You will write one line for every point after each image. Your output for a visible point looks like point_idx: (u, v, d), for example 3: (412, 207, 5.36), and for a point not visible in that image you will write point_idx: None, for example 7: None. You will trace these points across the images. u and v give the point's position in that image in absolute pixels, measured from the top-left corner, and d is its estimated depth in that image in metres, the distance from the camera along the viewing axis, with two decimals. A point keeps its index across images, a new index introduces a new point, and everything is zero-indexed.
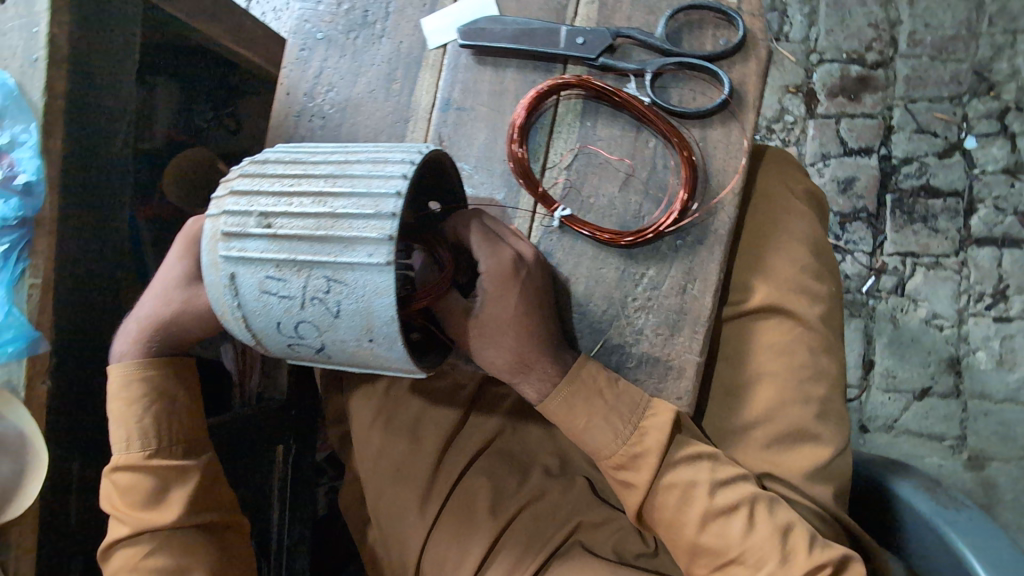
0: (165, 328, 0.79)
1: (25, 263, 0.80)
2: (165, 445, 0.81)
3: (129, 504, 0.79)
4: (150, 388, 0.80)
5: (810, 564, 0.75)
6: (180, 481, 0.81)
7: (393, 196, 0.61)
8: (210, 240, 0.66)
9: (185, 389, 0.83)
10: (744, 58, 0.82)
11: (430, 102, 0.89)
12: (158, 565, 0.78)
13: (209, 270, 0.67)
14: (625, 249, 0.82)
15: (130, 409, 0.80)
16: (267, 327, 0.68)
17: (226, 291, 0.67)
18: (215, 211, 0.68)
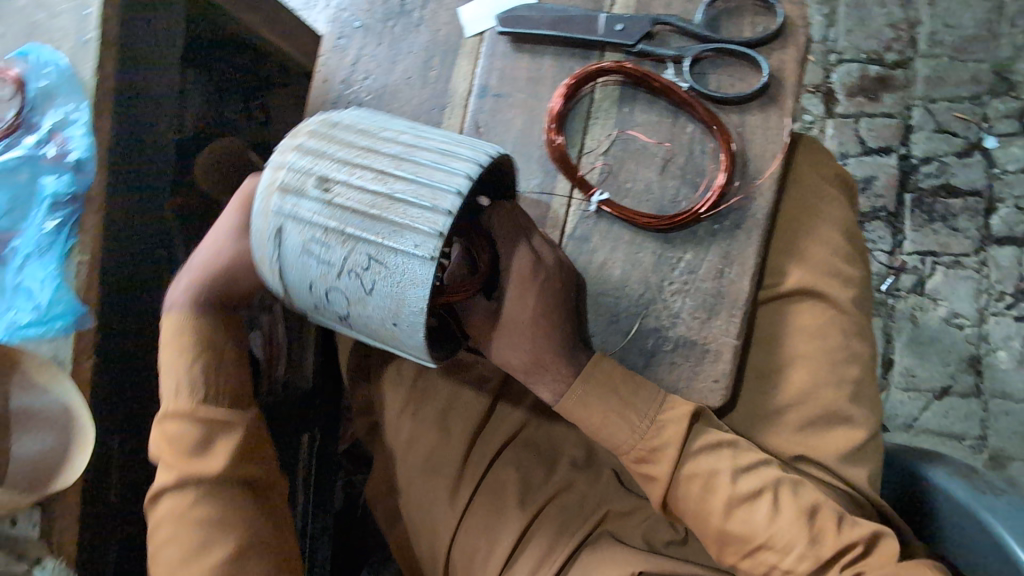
0: (219, 279, 0.83)
1: (75, 239, 0.81)
2: (213, 396, 0.81)
3: (173, 452, 0.78)
4: (200, 338, 0.83)
5: (841, 542, 0.76)
6: (226, 430, 0.80)
7: (453, 194, 0.62)
8: (267, 189, 0.67)
9: (234, 344, 0.86)
10: (782, 45, 0.83)
11: (467, 89, 0.90)
12: (202, 515, 0.77)
13: (259, 217, 0.67)
14: (662, 233, 0.83)
15: (181, 356, 0.81)
16: (299, 286, 0.68)
17: (269, 242, 0.67)
18: (278, 161, 0.68)
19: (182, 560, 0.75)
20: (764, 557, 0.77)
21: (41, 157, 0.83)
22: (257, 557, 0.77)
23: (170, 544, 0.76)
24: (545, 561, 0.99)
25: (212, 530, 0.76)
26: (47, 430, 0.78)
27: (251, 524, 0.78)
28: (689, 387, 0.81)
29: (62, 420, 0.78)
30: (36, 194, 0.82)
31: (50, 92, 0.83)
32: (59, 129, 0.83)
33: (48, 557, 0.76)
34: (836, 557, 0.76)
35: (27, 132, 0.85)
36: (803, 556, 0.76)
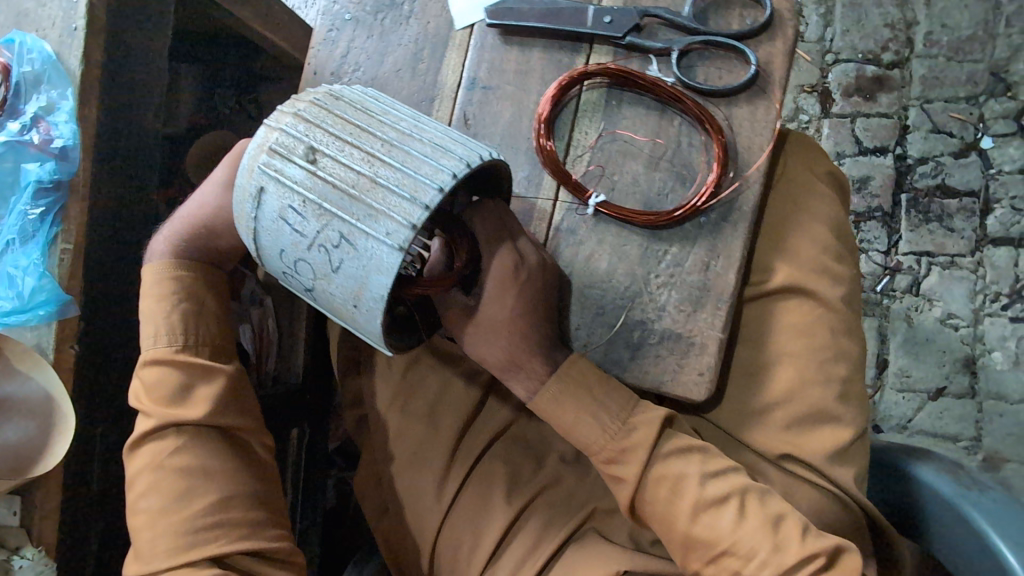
0: (197, 230, 0.81)
1: (59, 227, 0.84)
2: (194, 344, 0.81)
3: (156, 400, 0.79)
4: (180, 286, 0.81)
5: (803, 552, 0.73)
6: (207, 378, 0.80)
7: (434, 189, 0.62)
8: (257, 147, 0.66)
9: (215, 294, 0.84)
10: (770, 37, 0.83)
11: (456, 81, 0.89)
12: (184, 464, 0.76)
13: (244, 175, 0.67)
14: (650, 228, 0.83)
15: (161, 305, 0.80)
16: (271, 249, 0.69)
17: (249, 201, 0.67)
18: (273, 122, 0.67)
19: (164, 510, 0.75)
20: (728, 563, 0.74)
21: (25, 143, 0.85)
22: (240, 508, 0.76)
23: (152, 493, 0.76)
24: (530, 555, 0.99)
25: (194, 480, 0.76)
26: (26, 417, 0.81)
27: (234, 475, 0.78)
28: (674, 380, 0.81)
29: (42, 408, 0.81)
30: (22, 181, 0.85)
31: (36, 79, 0.85)
32: (45, 117, 0.85)
33: (28, 546, 0.81)
34: (801, 565, 0.72)
35: (11, 116, 0.87)
36: (766, 564, 0.73)
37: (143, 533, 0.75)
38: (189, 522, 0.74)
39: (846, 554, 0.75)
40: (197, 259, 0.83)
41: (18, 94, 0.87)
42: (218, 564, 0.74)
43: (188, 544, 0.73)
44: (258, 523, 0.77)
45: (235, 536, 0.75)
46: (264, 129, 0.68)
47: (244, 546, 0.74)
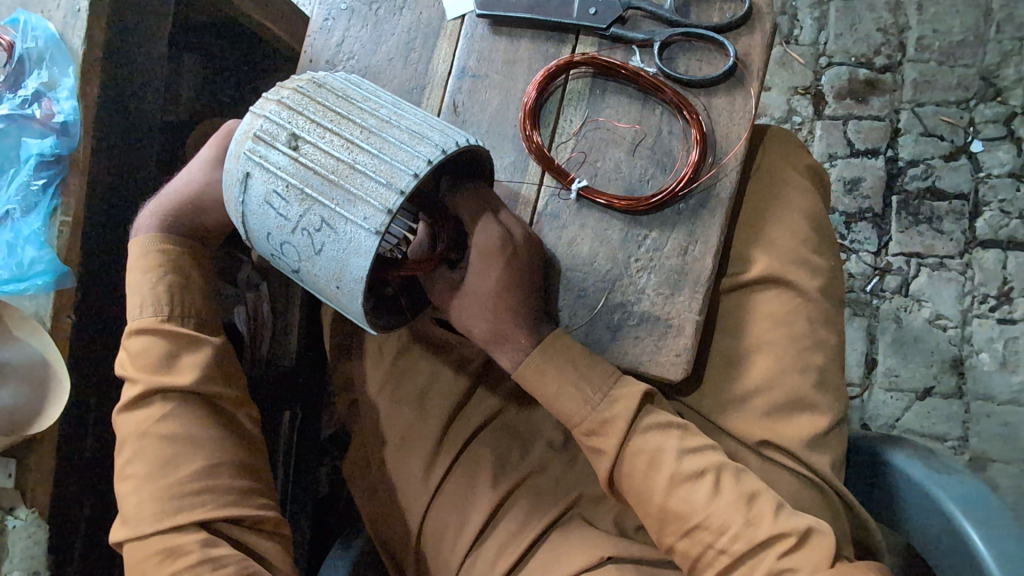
0: (185, 208, 0.86)
1: (58, 199, 0.94)
2: (179, 314, 0.84)
3: (141, 367, 0.81)
4: (166, 258, 0.84)
5: (775, 528, 0.75)
6: (193, 348, 0.83)
7: (410, 176, 0.65)
8: (243, 133, 0.69)
9: (200, 268, 0.87)
10: (749, 31, 0.86)
11: (446, 70, 0.92)
12: (170, 431, 0.79)
13: (231, 160, 0.70)
14: (630, 214, 0.85)
15: (147, 276, 0.83)
16: (258, 232, 0.72)
17: (235, 185, 0.70)
18: (258, 110, 0.70)
19: (150, 475, 0.78)
20: (701, 537, 0.76)
21: (28, 118, 0.95)
22: (226, 475, 0.80)
23: (138, 458, 0.79)
24: (516, 537, 0.98)
25: (180, 447, 0.79)
26: (24, 381, 0.90)
27: (219, 443, 0.81)
28: (652, 361, 0.84)
29: (40, 373, 0.91)
30: (23, 154, 0.95)
31: (38, 56, 0.94)
32: (47, 94, 0.95)
33: (20, 507, 0.90)
34: (772, 541, 0.74)
35: (16, 94, 0.97)
36: (737, 537, 0.75)
37: (128, 497, 0.78)
38: (173, 488, 0.77)
39: (818, 534, 0.75)
40: (186, 234, 0.87)
41: (22, 71, 0.96)
42: (203, 528, 0.77)
43: (172, 508, 0.77)
44: (240, 492, 0.80)
45: (220, 503, 0.78)
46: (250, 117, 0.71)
47: (226, 513, 0.78)
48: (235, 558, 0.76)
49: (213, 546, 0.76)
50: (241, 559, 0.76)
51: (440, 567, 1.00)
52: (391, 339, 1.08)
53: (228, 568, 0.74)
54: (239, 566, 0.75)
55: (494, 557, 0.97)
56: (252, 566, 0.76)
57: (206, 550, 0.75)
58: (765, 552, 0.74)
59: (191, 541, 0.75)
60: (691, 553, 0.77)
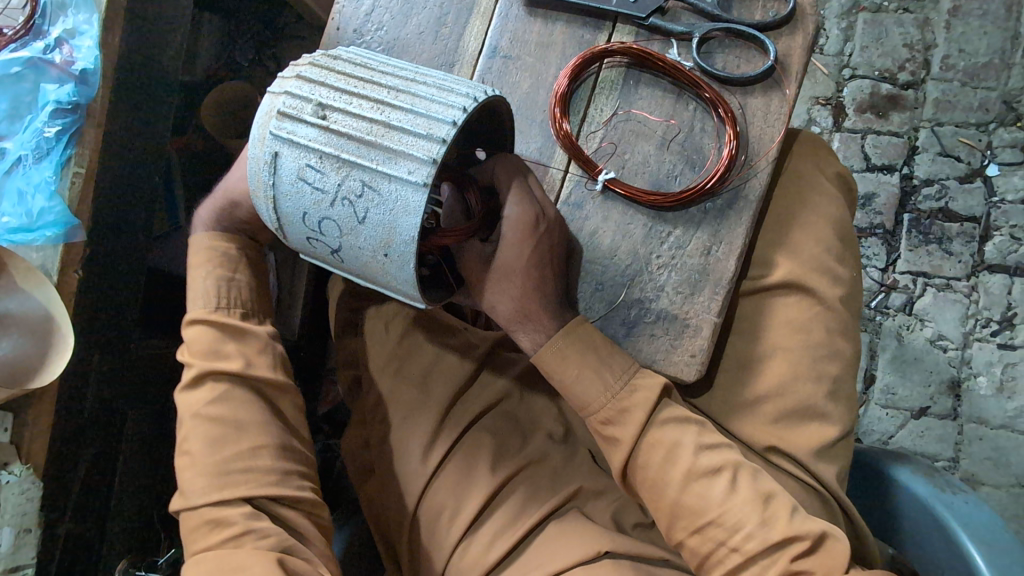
0: (226, 204, 0.87)
1: (71, 149, 0.96)
2: (227, 305, 0.87)
3: (193, 353, 0.84)
4: (217, 256, 0.88)
5: (787, 529, 0.74)
6: (238, 337, 0.85)
7: (448, 123, 0.62)
8: (265, 114, 0.67)
9: (249, 266, 0.91)
10: (791, 31, 0.84)
11: (477, 49, 0.89)
12: (218, 413, 0.81)
13: (255, 144, 0.67)
14: (655, 208, 0.84)
15: (200, 270, 0.87)
16: (293, 215, 0.69)
17: (265, 167, 0.67)
18: (276, 90, 0.68)
19: (202, 453, 0.80)
20: (712, 534, 0.76)
21: (46, 62, 0.98)
22: (267, 458, 0.80)
23: (191, 437, 0.81)
24: (510, 527, 0.96)
25: (228, 428, 0.80)
26: (24, 332, 0.90)
27: (265, 426, 0.82)
28: (665, 359, 0.83)
29: (42, 327, 0.91)
30: (38, 100, 0.97)
31: (62, 3, 1.00)
32: (68, 41, 0.99)
33: (14, 462, 0.89)
34: (786, 544, 0.74)
35: (35, 37, 1.00)
36: (750, 536, 0.74)
37: (184, 472, 0.80)
38: (222, 465, 0.79)
39: (833, 539, 0.74)
40: (237, 233, 0.91)
41: (47, 21, 1.00)
42: (246, 503, 0.78)
43: (219, 483, 0.78)
44: (282, 473, 0.80)
45: (263, 481, 0.78)
46: (268, 99, 0.69)
47: (271, 491, 0.78)
48: (276, 529, 0.77)
49: (255, 519, 0.77)
50: None
51: (432, 550, 0.98)
52: (398, 319, 1.07)
53: (270, 539, 0.75)
54: (281, 539, 0.76)
55: (491, 542, 0.96)
56: (290, 541, 0.77)
57: (248, 523, 0.76)
58: (779, 554, 0.73)
59: (235, 513, 0.77)
60: (701, 549, 0.77)
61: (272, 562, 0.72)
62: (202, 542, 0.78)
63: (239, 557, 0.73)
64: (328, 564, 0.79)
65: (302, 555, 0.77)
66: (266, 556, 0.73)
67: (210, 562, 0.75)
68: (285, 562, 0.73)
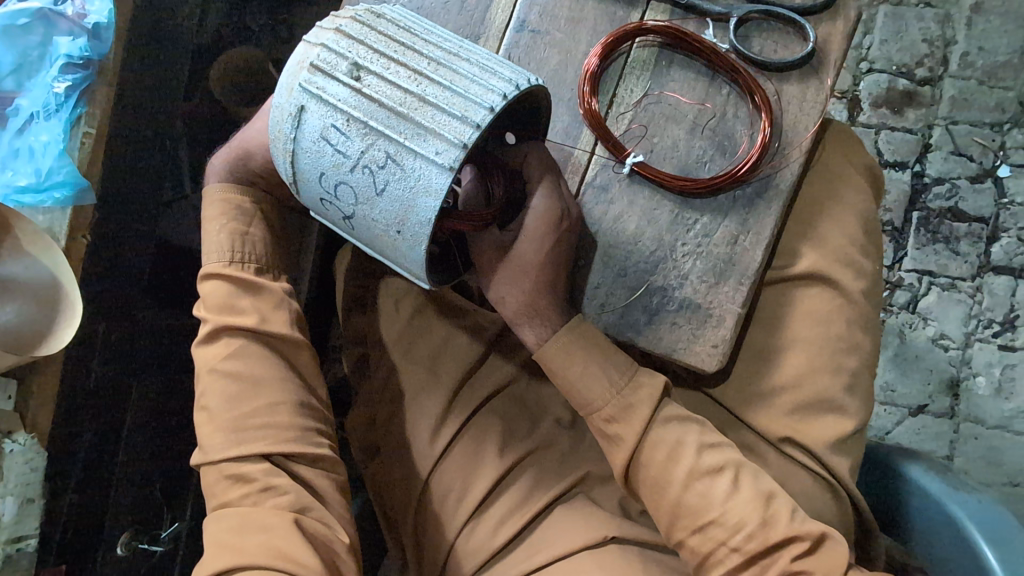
0: (241, 152, 0.87)
1: (82, 109, 1.00)
2: (240, 260, 0.86)
3: (210, 307, 0.85)
4: (233, 207, 0.88)
5: (789, 531, 0.73)
6: (254, 293, 0.85)
7: (484, 109, 0.59)
8: (297, 64, 0.63)
9: (263, 219, 0.90)
10: (831, 17, 0.82)
11: (504, 21, 0.86)
12: (236, 368, 0.81)
13: (282, 94, 0.63)
14: (682, 195, 0.82)
15: (214, 222, 0.87)
16: (309, 173, 0.65)
17: (287, 120, 0.63)
18: (313, 40, 0.63)
19: (219, 409, 0.80)
20: (713, 534, 0.75)
21: (58, 15, 1.00)
22: (286, 414, 0.80)
23: (210, 392, 0.82)
24: (517, 510, 0.96)
25: (245, 385, 0.80)
26: (30, 299, 0.88)
27: (284, 383, 0.82)
28: (687, 349, 0.82)
29: (49, 292, 0.88)
30: (48, 54, 1.00)
31: None
32: None
33: (20, 431, 0.89)
34: (785, 544, 0.73)
35: None
36: (752, 536, 0.74)
37: (202, 427, 0.81)
38: (238, 421, 0.79)
39: (831, 539, 0.74)
40: (252, 185, 0.90)
41: None
42: (265, 460, 0.78)
43: (237, 439, 0.79)
44: (300, 430, 0.80)
45: (278, 438, 0.78)
46: (302, 48, 0.64)
47: (284, 447, 0.78)
48: (294, 487, 0.77)
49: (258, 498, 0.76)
50: (274, 494, 0.76)
51: (434, 532, 0.97)
52: (409, 297, 1.05)
53: (288, 497, 0.76)
54: (297, 497, 0.77)
55: (495, 528, 0.95)
56: (306, 499, 0.78)
57: (269, 479, 0.77)
58: (779, 554, 0.73)
59: (255, 470, 0.78)
60: (701, 549, 0.76)
61: (290, 522, 0.74)
62: (222, 498, 0.79)
63: (260, 517, 0.75)
64: (347, 527, 0.80)
65: (318, 516, 0.78)
66: (284, 516, 0.74)
67: (233, 519, 0.76)
68: (302, 523, 0.75)
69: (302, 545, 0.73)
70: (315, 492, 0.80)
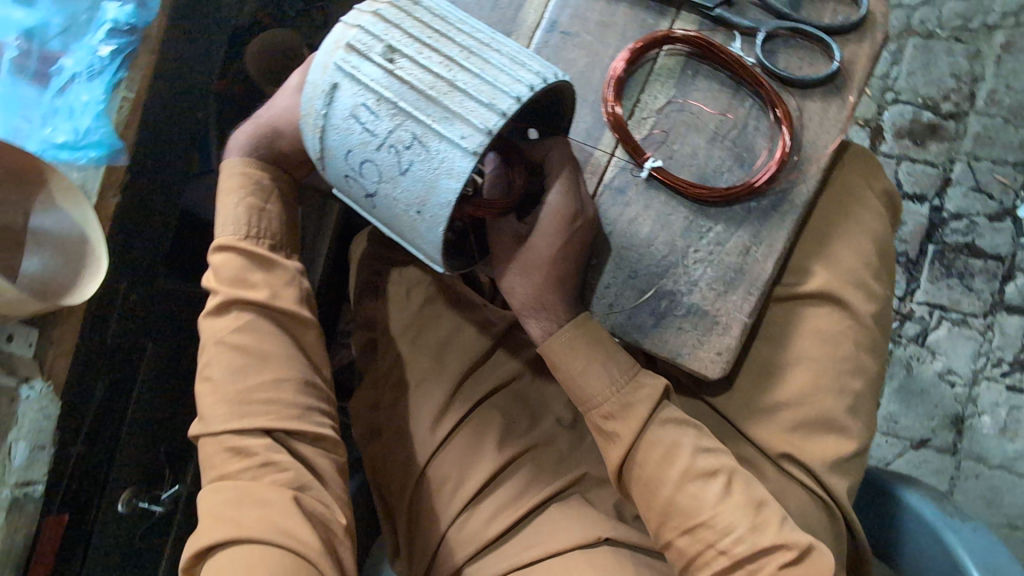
0: (264, 130, 0.88)
1: (123, 73, 1.02)
2: (255, 235, 0.87)
3: (222, 279, 0.86)
4: (250, 182, 0.89)
5: (778, 538, 0.74)
6: (265, 269, 0.87)
7: (511, 98, 0.60)
8: (334, 43, 0.65)
9: (280, 196, 0.91)
10: (859, 38, 0.83)
11: (536, 21, 0.88)
12: (243, 342, 0.82)
13: (317, 71, 0.65)
14: (698, 202, 0.83)
15: (231, 195, 0.88)
16: (336, 149, 0.66)
17: (320, 97, 0.65)
18: (350, 21, 0.66)
19: (224, 380, 0.81)
20: (702, 535, 0.75)
21: None
22: (289, 391, 0.82)
23: (214, 362, 0.82)
24: (510, 504, 0.96)
25: (250, 359, 0.82)
26: (56, 251, 0.92)
27: (289, 360, 0.83)
28: (691, 354, 0.82)
29: (79, 247, 0.91)
30: (96, 19, 1.03)
31: None
32: None
33: (37, 378, 0.91)
34: (772, 551, 0.73)
35: None
36: (740, 540, 0.74)
37: (205, 398, 0.82)
38: (240, 395, 0.80)
39: (819, 552, 0.74)
40: (272, 162, 0.91)
41: None
42: (268, 434, 0.80)
43: (240, 412, 0.80)
44: (302, 409, 0.82)
45: (281, 415, 0.80)
46: (339, 28, 0.66)
47: (290, 424, 0.80)
48: (294, 465, 0.78)
49: (257, 462, 0.78)
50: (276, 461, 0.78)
51: (427, 519, 0.98)
52: (420, 287, 1.07)
53: (287, 474, 0.77)
54: (297, 475, 0.78)
55: (487, 518, 0.95)
56: (305, 478, 0.78)
57: (270, 454, 0.78)
58: (765, 560, 0.73)
59: (257, 445, 0.78)
60: (689, 550, 0.76)
61: (290, 499, 0.75)
62: (220, 470, 0.79)
63: (260, 491, 0.75)
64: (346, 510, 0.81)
65: (314, 494, 0.79)
66: (283, 492, 0.75)
67: (233, 492, 0.76)
68: (301, 500, 0.76)
69: (299, 520, 0.74)
70: (312, 467, 0.81)
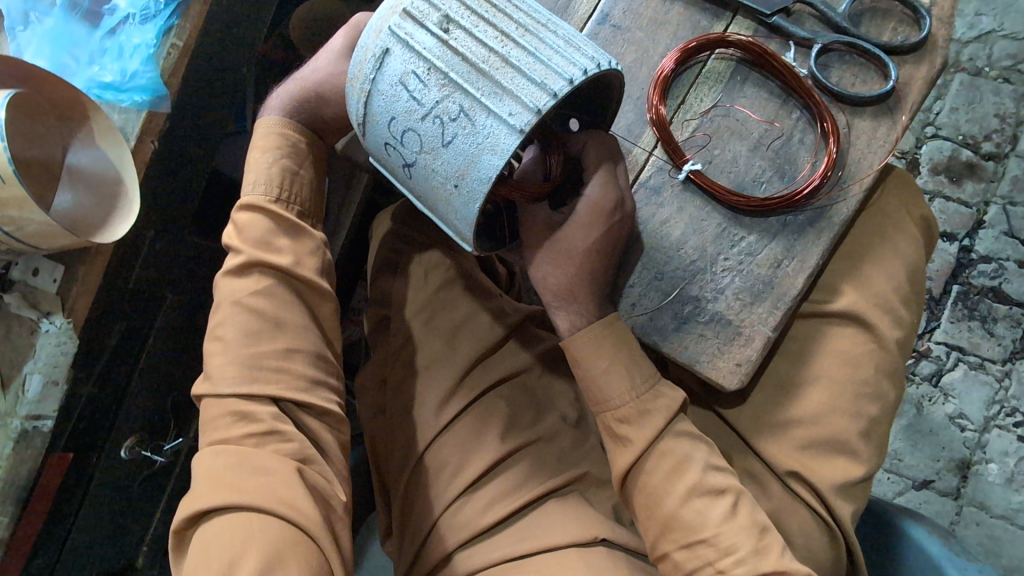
0: (309, 95, 0.90)
1: (175, 20, 1.01)
2: (286, 199, 0.87)
3: (246, 238, 0.85)
4: (286, 143, 0.89)
5: (780, 564, 0.72)
6: (291, 236, 0.86)
7: (564, 80, 0.60)
8: (390, 8, 0.64)
9: (313, 163, 0.92)
10: (916, 60, 0.82)
11: (587, 13, 0.87)
12: (259, 304, 0.82)
13: (370, 35, 0.65)
14: (732, 210, 0.82)
15: (264, 154, 0.88)
16: (379, 115, 0.66)
17: (370, 61, 0.64)
18: None
19: (234, 340, 0.81)
20: (702, 552, 0.74)
21: None
22: (303, 362, 0.81)
23: (230, 322, 0.82)
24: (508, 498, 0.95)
25: (266, 324, 0.81)
26: (90, 192, 0.93)
27: (304, 331, 0.83)
28: (710, 362, 0.81)
29: (113, 188, 0.92)
30: None
31: None
32: None
33: (59, 314, 0.92)
34: None
35: None
36: (741, 562, 0.73)
37: (214, 357, 0.81)
38: (253, 359, 0.79)
39: None
40: (310, 127, 0.92)
41: None
42: (274, 404, 0.79)
43: (251, 377, 0.79)
44: (308, 380, 0.81)
45: (292, 385, 0.80)
46: None
47: (300, 396, 0.80)
48: (300, 437, 0.78)
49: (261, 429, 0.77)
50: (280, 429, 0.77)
51: (422, 502, 0.98)
52: (438, 271, 1.06)
53: (292, 445, 0.77)
54: (301, 447, 0.78)
55: (483, 508, 0.95)
56: (309, 451, 0.78)
57: (276, 423, 0.77)
58: None
59: (263, 411, 0.78)
60: (687, 565, 0.75)
61: (292, 472, 0.75)
62: (223, 432, 0.78)
63: (261, 459, 0.75)
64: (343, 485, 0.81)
65: (316, 468, 0.79)
66: (285, 462, 0.75)
67: (233, 456, 0.75)
68: (304, 474, 0.76)
69: (298, 490, 0.74)
70: (316, 440, 0.81)
